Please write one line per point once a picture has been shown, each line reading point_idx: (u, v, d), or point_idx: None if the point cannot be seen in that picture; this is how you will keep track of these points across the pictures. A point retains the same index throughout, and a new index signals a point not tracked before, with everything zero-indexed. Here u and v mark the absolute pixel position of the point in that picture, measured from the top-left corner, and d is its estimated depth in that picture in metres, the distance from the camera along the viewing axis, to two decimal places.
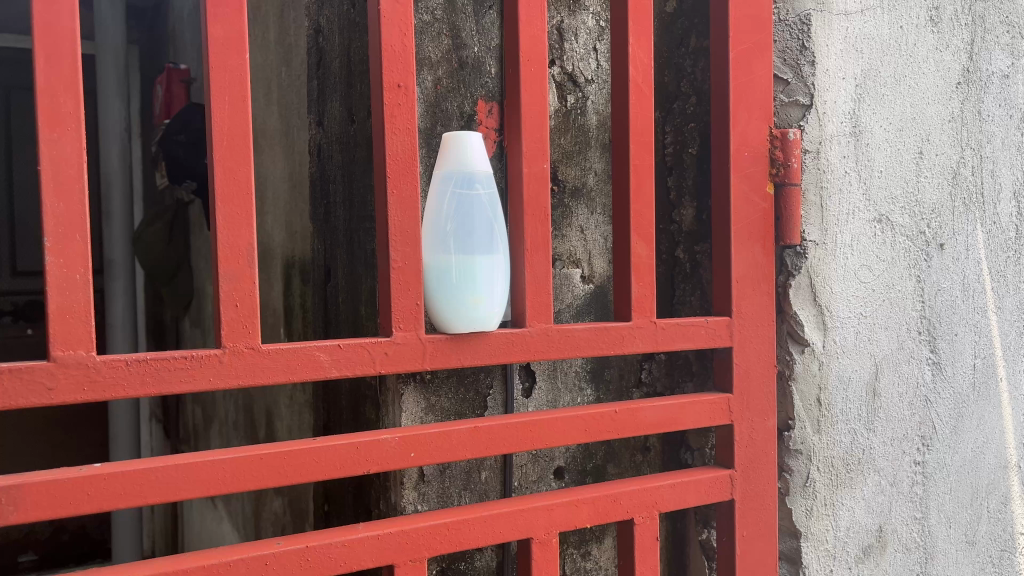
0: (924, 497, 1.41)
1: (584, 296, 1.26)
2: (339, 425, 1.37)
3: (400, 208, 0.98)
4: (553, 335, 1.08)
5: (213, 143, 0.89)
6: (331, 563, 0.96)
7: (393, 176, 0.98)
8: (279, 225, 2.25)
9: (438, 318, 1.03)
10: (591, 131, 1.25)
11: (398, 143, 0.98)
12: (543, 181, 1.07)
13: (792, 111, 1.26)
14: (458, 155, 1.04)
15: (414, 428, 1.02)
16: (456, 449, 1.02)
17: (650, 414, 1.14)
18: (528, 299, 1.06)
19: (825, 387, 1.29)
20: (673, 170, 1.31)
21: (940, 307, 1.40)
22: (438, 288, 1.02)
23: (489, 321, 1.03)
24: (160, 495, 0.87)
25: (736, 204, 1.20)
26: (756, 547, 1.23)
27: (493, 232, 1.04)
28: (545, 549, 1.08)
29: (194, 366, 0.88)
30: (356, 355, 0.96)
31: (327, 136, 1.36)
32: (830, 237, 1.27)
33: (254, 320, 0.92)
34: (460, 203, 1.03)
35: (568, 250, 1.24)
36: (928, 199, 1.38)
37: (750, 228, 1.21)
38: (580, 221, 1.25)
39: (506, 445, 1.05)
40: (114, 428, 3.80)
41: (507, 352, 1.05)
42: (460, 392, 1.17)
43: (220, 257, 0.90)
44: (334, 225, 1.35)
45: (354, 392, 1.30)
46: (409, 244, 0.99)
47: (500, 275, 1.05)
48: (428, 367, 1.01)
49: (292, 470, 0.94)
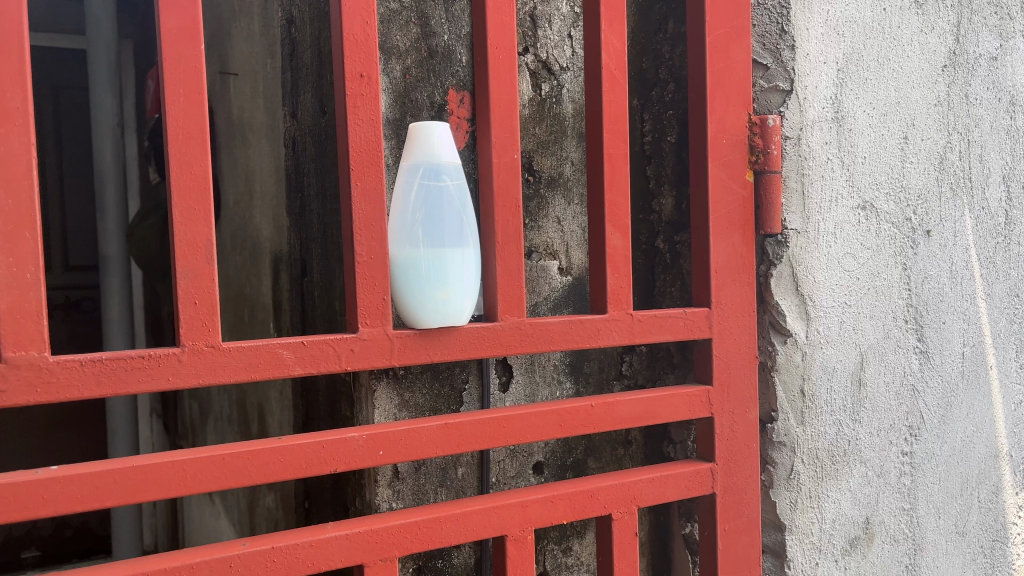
0: (912, 488, 1.39)
1: (561, 288, 1.24)
2: (317, 422, 1.35)
3: (364, 200, 0.96)
4: (525, 329, 1.06)
5: (168, 137, 0.87)
6: (298, 564, 0.95)
7: (356, 169, 0.96)
8: (266, 219, 2.23)
9: (405, 313, 1.00)
10: (566, 119, 1.23)
11: (361, 134, 0.96)
12: (513, 171, 1.05)
13: (772, 97, 1.24)
14: (425, 146, 1.01)
15: (382, 426, 1.00)
16: (426, 446, 1.00)
17: (627, 407, 1.12)
18: (500, 292, 1.04)
19: (809, 378, 1.27)
20: (652, 158, 1.28)
21: (927, 295, 1.38)
22: (406, 283, 0.99)
23: (460, 315, 1.01)
24: (120, 498, 0.85)
25: (714, 192, 1.17)
26: (738, 541, 1.21)
27: (463, 224, 1.02)
28: (520, 546, 1.06)
29: (152, 365, 0.87)
30: (320, 352, 0.95)
31: (300, 129, 1.34)
32: (812, 225, 1.25)
33: (214, 317, 0.90)
34: (428, 195, 1.00)
35: (545, 242, 1.22)
36: (914, 184, 1.36)
37: (729, 217, 1.18)
38: (557, 212, 1.22)
39: (478, 441, 1.03)
40: (113, 424, 3.79)
41: (479, 346, 1.03)
42: (434, 387, 1.15)
43: (177, 254, 0.88)
44: (308, 219, 1.33)
45: (331, 388, 1.28)
46: (374, 239, 0.97)
47: (471, 268, 1.03)
48: (396, 364, 0.99)
49: (258, 470, 0.92)
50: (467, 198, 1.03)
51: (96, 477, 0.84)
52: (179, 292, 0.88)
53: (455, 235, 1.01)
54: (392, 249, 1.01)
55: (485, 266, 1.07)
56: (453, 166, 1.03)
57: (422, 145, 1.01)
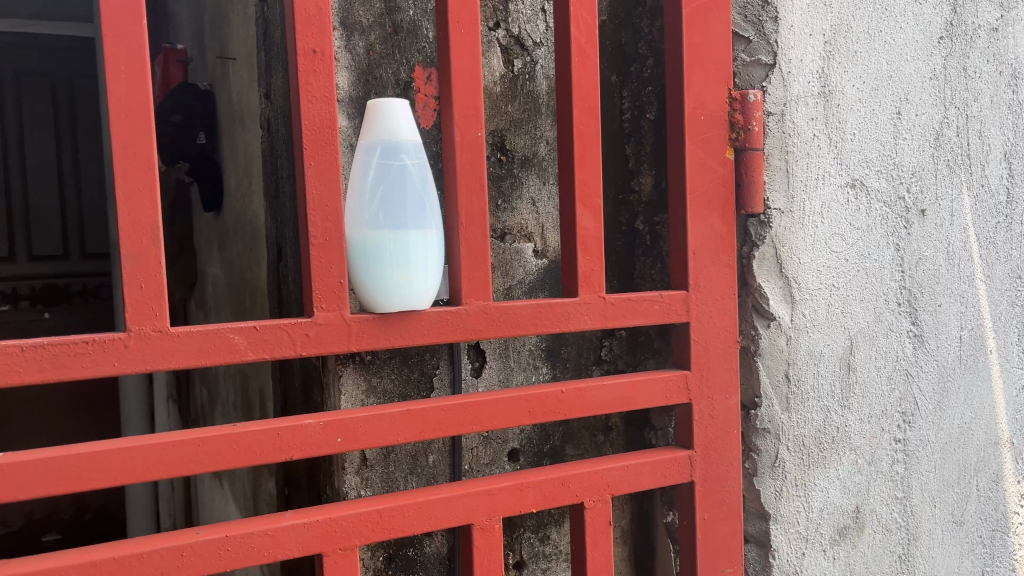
0: (905, 476, 1.34)
1: (537, 271, 1.20)
2: (293, 408, 1.33)
3: (319, 181, 0.93)
4: (491, 313, 1.03)
5: (110, 116, 0.84)
6: (254, 553, 0.93)
7: (310, 148, 0.93)
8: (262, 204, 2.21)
9: (364, 296, 0.97)
10: (540, 97, 1.19)
11: (314, 113, 0.93)
12: (478, 150, 1.02)
13: (754, 72, 1.19)
14: (385, 125, 0.98)
15: (341, 412, 0.97)
16: (386, 433, 0.98)
17: (600, 393, 1.09)
18: (463, 275, 1.01)
19: (794, 363, 1.22)
20: (631, 137, 1.24)
21: (922, 276, 1.33)
22: (364, 266, 0.96)
23: (421, 299, 0.98)
24: (66, 485, 0.83)
25: (691, 171, 1.13)
26: (719, 530, 1.17)
27: (425, 206, 0.99)
28: (487, 535, 1.04)
29: (97, 350, 0.85)
30: (274, 337, 0.92)
31: (273, 110, 1.31)
32: (797, 204, 1.20)
33: (162, 301, 0.88)
34: (388, 175, 0.97)
35: (519, 223, 1.18)
36: (907, 162, 1.31)
37: (707, 196, 1.14)
38: (532, 192, 1.19)
39: (441, 428, 1.00)
40: (126, 408, 3.82)
41: (442, 331, 1.00)
42: (403, 373, 1.13)
43: (121, 236, 0.86)
44: (282, 203, 1.30)
45: (305, 373, 1.26)
46: (329, 220, 0.94)
47: (434, 251, 0.99)
48: (355, 349, 0.96)
49: (211, 458, 0.89)
50: (429, 179, 1.00)
51: (39, 464, 0.82)
52: (124, 276, 0.86)
53: (416, 216, 0.98)
54: (349, 231, 0.97)
55: (450, 248, 1.04)
56: (414, 146, 1.00)
57: (381, 123, 0.98)
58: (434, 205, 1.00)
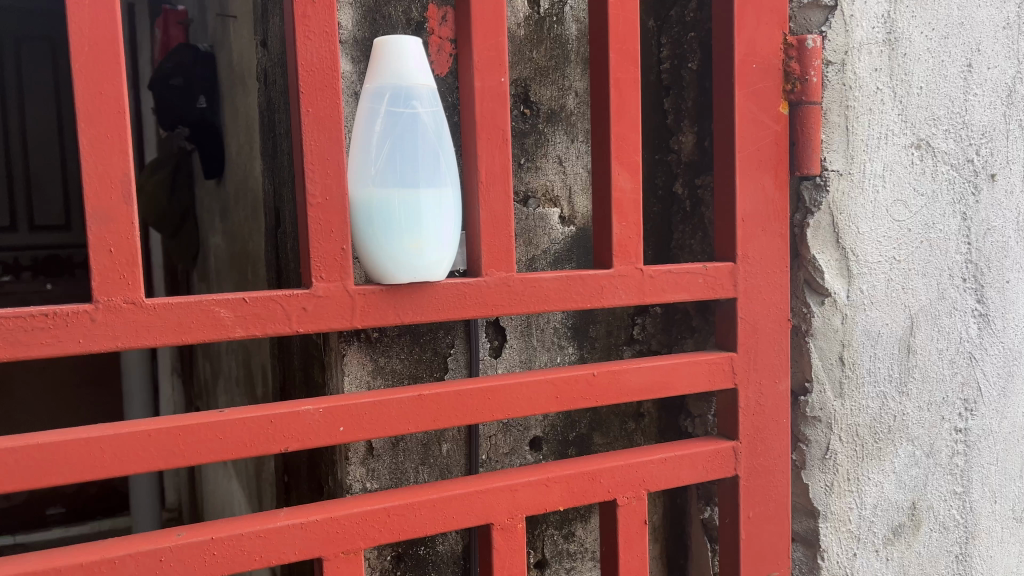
0: (965, 470, 1.22)
1: (563, 240, 1.08)
2: (293, 388, 1.21)
3: (317, 131, 0.81)
4: (514, 285, 0.90)
5: (71, 49, 0.71)
6: (243, 558, 0.81)
7: (307, 92, 0.80)
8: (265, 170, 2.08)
9: (370, 264, 0.85)
10: (570, 42, 1.05)
11: (312, 52, 0.80)
12: (500, 98, 0.88)
13: (812, 15, 1.05)
14: (397, 66, 0.85)
15: (343, 397, 0.84)
16: (395, 421, 0.85)
17: (636, 377, 0.96)
18: (483, 242, 0.88)
19: (850, 344, 1.10)
20: (670, 90, 1.11)
21: (989, 250, 1.20)
22: (370, 229, 0.83)
23: (435, 268, 0.86)
24: (21, 482, 0.70)
25: (740, 127, 1.00)
26: (764, 530, 1.05)
27: (441, 160, 0.86)
28: (508, 537, 0.92)
29: (58, 325, 0.73)
30: (265, 311, 0.80)
31: (270, 59, 1.18)
32: (857, 166, 1.07)
33: (136, 269, 0.75)
34: (399, 125, 0.84)
35: (543, 185, 1.05)
36: (977, 120, 1.17)
37: (758, 156, 1.01)
38: (558, 150, 1.06)
39: (458, 417, 0.88)
40: (129, 382, 3.71)
41: (459, 306, 0.88)
42: (414, 352, 1.00)
43: (86, 192, 0.73)
44: (280, 162, 1.17)
45: (305, 351, 1.14)
46: (330, 176, 0.82)
47: (450, 214, 0.86)
48: (359, 326, 0.84)
49: (192, 451, 0.77)
50: (446, 131, 0.88)
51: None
52: (89, 238, 0.73)
53: (432, 172, 0.85)
54: (353, 188, 0.85)
55: (467, 211, 0.91)
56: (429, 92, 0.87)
57: (393, 64, 0.85)
58: (451, 161, 0.88)
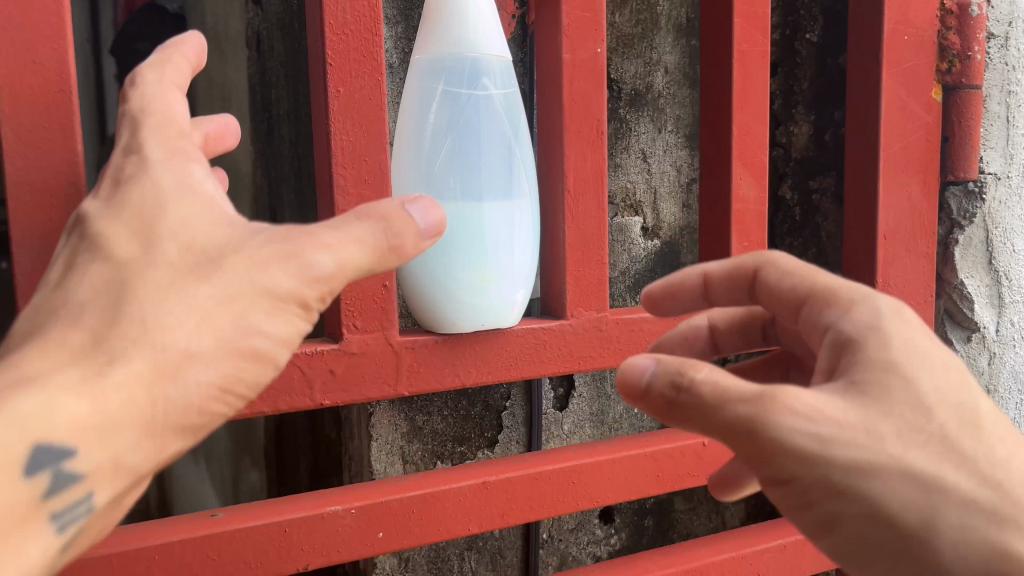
0: None
1: (645, 258, 0.84)
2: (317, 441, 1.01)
3: (352, 121, 0.57)
4: (608, 330, 0.67)
5: None
6: None
7: (338, 65, 0.56)
8: None
9: (419, 305, 0.62)
10: (660, 3, 0.81)
11: (346, 6, 0.56)
12: (595, 76, 0.65)
13: None
14: (459, 32, 0.60)
15: (379, 489, 0.62)
16: (450, 520, 0.63)
17: None
18: (570, 273, 0.65)
19: (996, 390, 0.88)
20: (779, 67, 0.87)
21: None
22: (421, 260, 0.60)
23: (508, 311, 0.62)
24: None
25: (887, 117, 0.77)
26: None
27: (518, 163, 0.62)
28: None
29: None
30: (279, 377, 0.57)
31: (267, 20, 0.92)
32: (1017, 167, 0.84)
33: None
34: (460, 115, 0.60)
35: (624, 188, 0.82)
36: None
37: (906, 155, 0.78)
38: (643, 143, 0.82)
39: (531, 509, 0.66)
40: None
41: (537, 360, 0.65)
42: (462, 408, 0.78)
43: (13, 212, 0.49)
44: (279, 153, 0.93)
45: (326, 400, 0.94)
46: (369, 184, 0.58)
47: (531, 236, 0.63)
48: (405, 393, 0.61)
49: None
50: (523, 120, 0.63)
51: None
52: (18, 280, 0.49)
53: (506, 181, 0.61)
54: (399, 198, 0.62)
55: (545, 228, 0.68)
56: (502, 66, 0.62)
57: (453, 28, 0.60)
58: (529, 162, 0.64)
